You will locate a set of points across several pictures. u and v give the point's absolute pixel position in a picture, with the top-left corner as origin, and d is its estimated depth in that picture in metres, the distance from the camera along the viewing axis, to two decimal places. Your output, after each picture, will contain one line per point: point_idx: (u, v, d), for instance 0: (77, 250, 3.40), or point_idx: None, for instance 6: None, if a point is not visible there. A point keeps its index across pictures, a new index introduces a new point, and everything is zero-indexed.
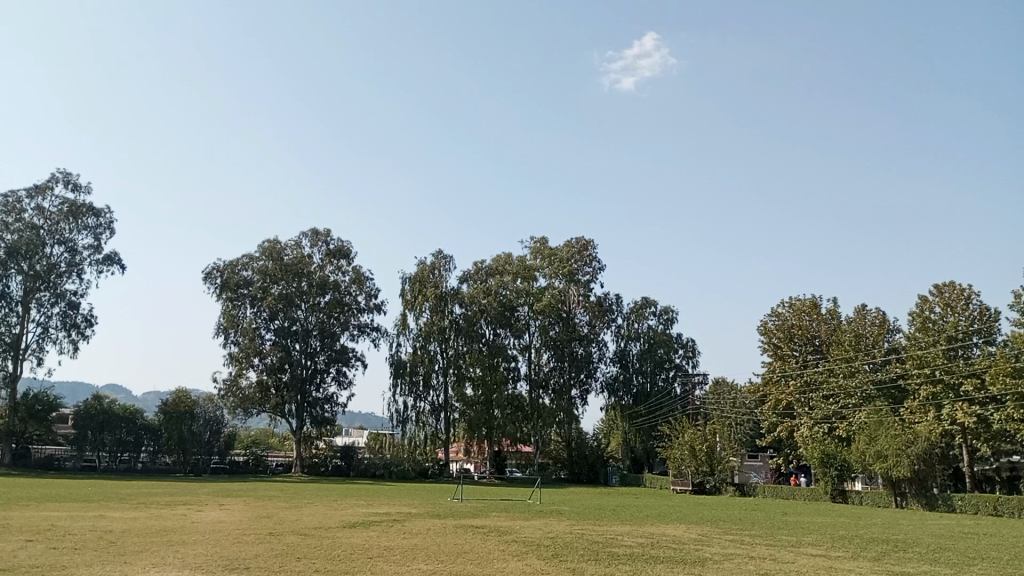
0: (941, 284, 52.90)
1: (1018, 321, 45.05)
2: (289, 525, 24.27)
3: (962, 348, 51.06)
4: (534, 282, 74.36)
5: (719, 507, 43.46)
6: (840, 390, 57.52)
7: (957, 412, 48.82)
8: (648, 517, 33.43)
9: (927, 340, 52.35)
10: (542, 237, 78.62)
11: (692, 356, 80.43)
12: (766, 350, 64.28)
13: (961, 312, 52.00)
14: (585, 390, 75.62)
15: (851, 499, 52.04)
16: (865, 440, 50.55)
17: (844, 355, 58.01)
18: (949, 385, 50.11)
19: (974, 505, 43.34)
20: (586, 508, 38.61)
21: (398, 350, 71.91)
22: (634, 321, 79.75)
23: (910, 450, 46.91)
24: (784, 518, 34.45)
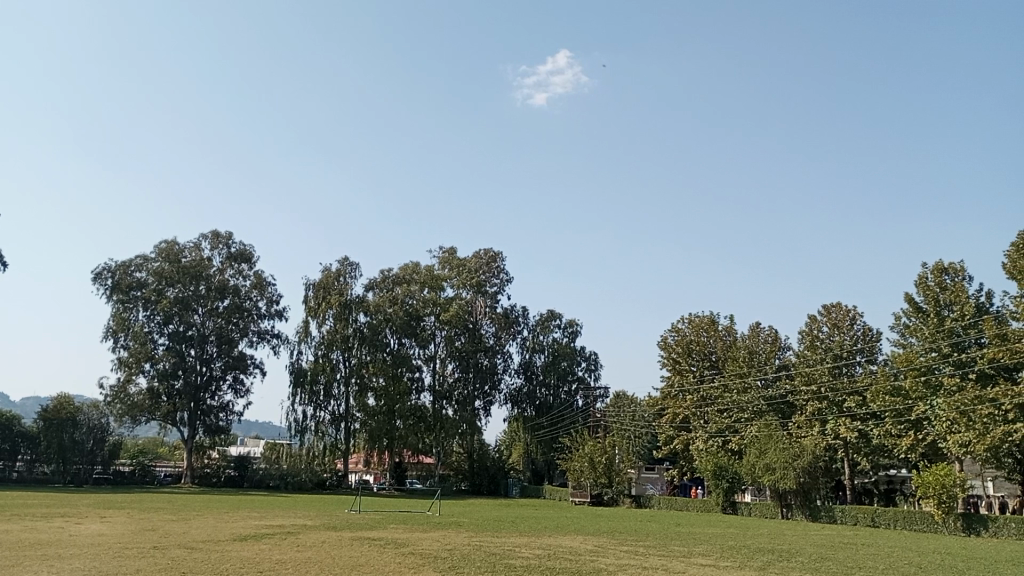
0: (829, 305, 55.88)
1: (897, 341, 48.02)
2: (175, 538, 23.26)
3: (846, 366, 54.02)
4: (441, 292, 74.23)
5: (617, 518, 44.23)
6: (734, 405, 59.73)
7: (840, 428, 51.57)
8: (547, 528, 33.79)
9: (815, 358, 55.17)
10: (450, 248, 78.58)
11: (594, 369, 81.74)
12: (665, 364, 66.22)
13: (846, 332, 55.06)
14: (488, 402, 75.74)
15: (740, 510, 54.05)
16: (755, 453, 52.54)
17: (738, 370, 60.15)
18: (834, 401, 52.80)
19: (853, 516, 45.91)
20: (485, 519, 38.71)
21: (298, 358, 70.20)
22: (539, 333, 80.33)
23: (797, 463, 49.21)
24: (676, 529, 35.39)
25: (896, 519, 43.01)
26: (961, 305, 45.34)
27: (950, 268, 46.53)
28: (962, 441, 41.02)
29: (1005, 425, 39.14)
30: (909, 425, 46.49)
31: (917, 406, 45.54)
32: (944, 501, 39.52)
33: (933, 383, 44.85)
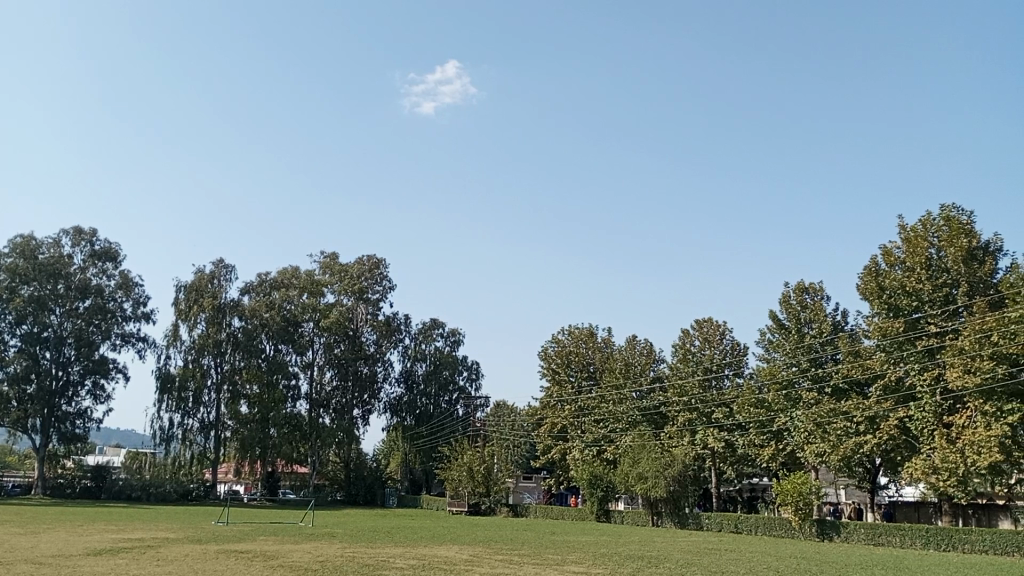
0: (701, 320, 58.25)
1: (762, 356, 50.62)
2: (21, 554, 21.64)
3: (715, 379, 56.35)
4: (321, 298, 72.60)
5: (493, 527, 44.37)
6: (609, 415, 61.28)
7: (708, 438, 53.80)
8: (423, 538, 33.54)
9: (687, 371, 57.35)
10: (332, 253, 77.05)
11: (475, 379, 81.93)
12: (544, 374, 67.22)
13: (716, 347, 57.52)
14: (367, 411, 74.39)
15: (613, 519, 55.40)
16: (629, 463, 54.02)
17: (615, 382, 62.01)
18: (703, 412, 55.00)
19: (718, 523, 47.96)
20: (360, 530, 38.06)
21: (166, 363, 66.92)
22: (422, 342, 79.83)
23: (667, 472, 50.99)
24: (551, 538, 35.91)
25: (757, 525, 45.26)
26: (820, 322, 48.29)
27: (811, 288, 49.48)
28: (818, 451, 43.58)
29: (856, 437, 41.94)
30: (772, 436, 49.03)
31: (778, 418, 48.10)
32: (801, 508, 41.84)
33: (793, 396, 47.55)
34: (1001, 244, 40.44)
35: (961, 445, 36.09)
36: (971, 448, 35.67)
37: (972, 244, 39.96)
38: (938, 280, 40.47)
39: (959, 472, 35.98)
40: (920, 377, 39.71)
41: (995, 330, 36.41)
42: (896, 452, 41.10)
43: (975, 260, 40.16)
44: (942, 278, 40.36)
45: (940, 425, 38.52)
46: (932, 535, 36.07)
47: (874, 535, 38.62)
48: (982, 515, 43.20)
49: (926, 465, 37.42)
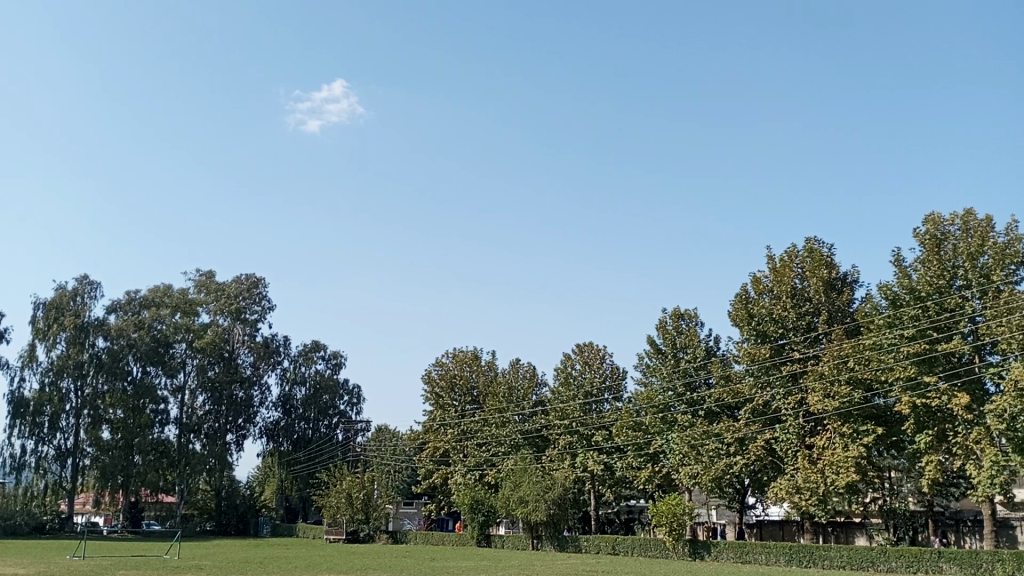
0: (582, 344, 59.38)
1: (640, 380, 52.09)
2: None
3: (595, 403, 57.46)
4: (195, 318, 69.73)
5: (371, 554, 43.46)
6: (492, 438, 61.38)
7: (588, 461, 54.67)
8: (296, 567, 32.55)
9: (568, 395, 58.20)
10: (208, 271, 74.16)
11: (356, 403, 80.32)
12: (427, 398, 66.72)
13: (597, 370, 58.68)
14: (241, 436, 71.46)
15: (494, 543, 55.35)
16: (510, 486, 54.15)
17: (498, 406, 62.24)
18: (583, 435, 55.96)
19: (596, 545, 48.70)
20: (229, 560, 36.61)
21: (20, 385, 62.24)
22: (301, 364, 77.56)
23: (548, 496, 51.46)
24: (431, 565, 35.51)
25: (633, 546, 46.24)
26: (694, 348, 50.15)
27: (686, 314, 51.42)
28: (691, 472, 45.01)
29: (726, 458, 43.65)
30: (648, 458, 50.40)
31: (654, 440, 49.57)
32: (674, 528, 43.02)
33: (668, 419, 49.10)
34: (858, 276, 43.37)
35: (821, 466, 38.25)
36: (831, 469, 37.79)
37: (831, 275, 42.76)
38: (801, 308, 42.91)
39: (819, 491, 38.03)
40: (785, 401, 41.85)
41: (852, 356, 38.93)
42: (763, 473, 43.02)
43: (834, 290, 43.01)
44: (805, 307, 42.85)
45: (802, 446, 40.66)
46: (795, 552, 37.85)
47: (742, 553, 40.17)
48: (840, 533, 45.50)
49: (789, 485, 39.29)
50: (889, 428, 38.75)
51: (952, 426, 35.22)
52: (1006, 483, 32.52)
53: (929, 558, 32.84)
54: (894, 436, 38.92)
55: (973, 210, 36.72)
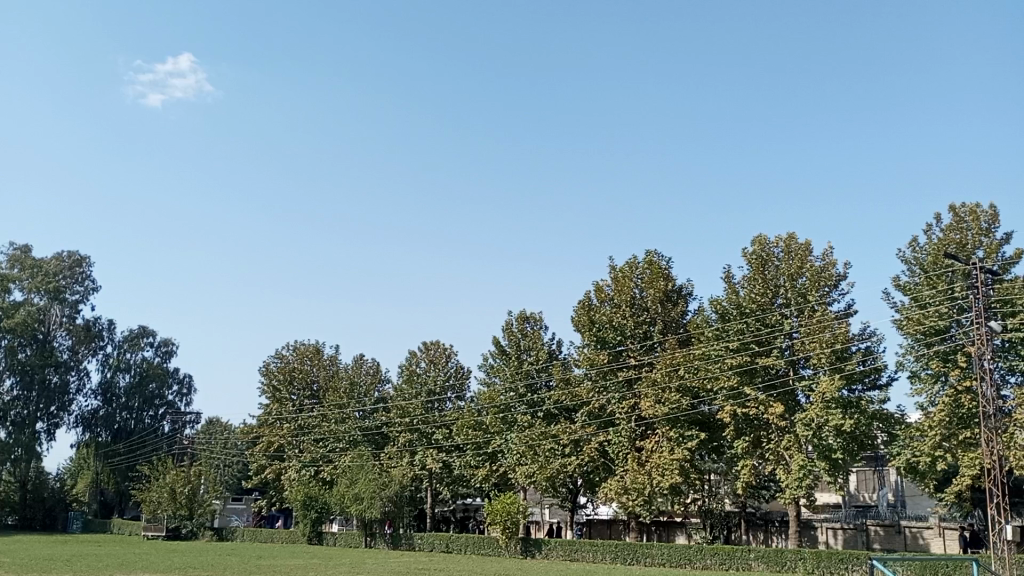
0: (428, 342, 59.36)
1: (483, 379, 52.78)
2: None
3: (437, 402, 57.47)
4: (7, 295, 63.92)
5: (192, 552, 41.32)
6: (330, 434, 60.04)
7: (427, 459, 54.54)
8: (109, 566, 30.42)
9: (411, 392, 58.04)
10: (25, 245, 67.90)
11: (185, 394, 76.24)
12: (263, 391, 64.43)
13: (440, 368, 58.77)
14: (53, 425, 66.05)
15: (325, 541, 54.28)
16: (346, 483, 53.17)
17: (338, 401, 60.96)
18: (424, 433, 55.89)
19: (430, 543, 48.80)
20: (31, 557, 33.74)
21: None
22: (126, 350, 72.55)
23: (383, 493, 51.01)
24: (257, 563, 34.36)
25: (467, 544, 46.70)
26: (537, 350, 51.39)
27: (531, 317, 52.61)
28: (527, 471, 46.00)
29: (561, 458, 44.89)
30: (486, 457, 51.07)
31: (494, 440, 50.27)
32: (508, 526, 43.75)
33: (508, 419, 50.01)
34: (692, 289, 45.87)
35: (649, 468, 40.16)
36: (657, 471, 39.75)
37: (668, 287, 45.04)
38: (639, 318, 44.98)
39: (645, 492, 39.81)
40: (619, 405, 43.54)
41: (682, 365, 41.09)
42: (595, 474, 44.60)
43: (670, 301, 45.28)
44: (642, 316, 45.01)
45: (633, 449, 42.51)
46: (620, 550, 39.55)
47: (572, 551, 41.50)
48: (662, 532, 47.92)
49: (619, 486, 40.94)
50: (711, 434, 41.25)
51: (766, 433, 38.04)
52: (811, 487, 35.40)
53: (740, 555, 35.19)
54: (715, 441, 41.46)
55: (795, 235, 39.90)
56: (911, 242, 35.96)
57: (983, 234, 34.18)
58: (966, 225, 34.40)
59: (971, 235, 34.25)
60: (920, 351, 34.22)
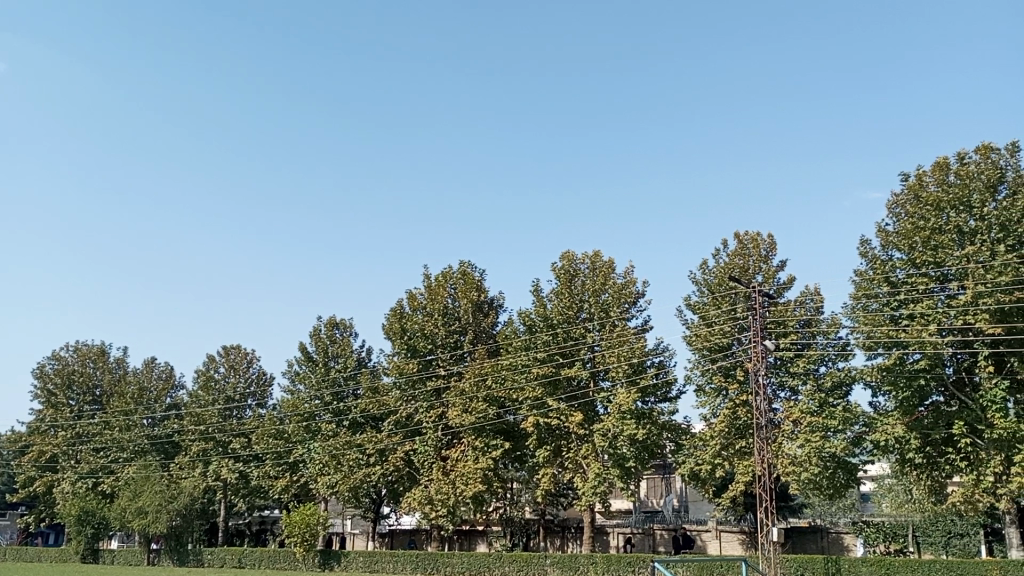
0: (228, 347, 56.43)
1: (287, 387, 50.93)
2: None
3: (236, 410, 54.71)
4: None
5: None
6: (113, 443, 55.36)
7: (221, 469, 51.61)
8: None
9: (207, 399, 54.78)
10: None
11: None
12: (36, 395, 58.43)
13: (241, 375, 56.07)
14: None
15: (101, 559, 50.34)
16: (128, 496, 48.84)
17: (123, 407, 56.28)
18: (219, 442, 52.95)
19: (221, 558, 46.44)
20: None
21: None
22: None
23: (171, 506, 47.78)
24: None
25: (261, 558, 44.78)
26: (346, 358, 50.41)
27: (341, 323, 51.48)
28: (329, 482, 44.84)
29: (365, 468, 43.99)
30: (286, 467, 49.15)
31: (295, 449, 48.58)
32: (306, 538, 42.21)
33: (312, 428, 48.47)
34: (503, 301, 46.81)
35: (453, 477, 40.37)
36: (461, 479, 39.99)
37: (480, 297, 45.79)
38: (450, 327, 45.31)
39: (448, 502, 39.95)
40: (427, 414, 43.51)
41: (490, 375, 41.87)
42: (399, 483, 44.15)
43: (481, 312, 46.00)
44: (453, 325, 45.36)
45: (438, 458, 42.46)
46: (420, 560, 39.46)
47: (371, 562, 40.90)
48: (464, 541, 48.37)
49: (422, 496, 40.85)
50: (515, 443, 42.21)
51: (566, 442, 39.44)
52: (605, 493, 37.01)
53: (536, 562, 36.20)
54: (518, 450, 42.37)
55: (601, 252, 41.94)
56: (702, 265, 38.76)
57: (762, 261, 37.52)
58: (748, 251, 37.60)
59: (752, 261, 37.49)
60: (705, 366, 36.87)
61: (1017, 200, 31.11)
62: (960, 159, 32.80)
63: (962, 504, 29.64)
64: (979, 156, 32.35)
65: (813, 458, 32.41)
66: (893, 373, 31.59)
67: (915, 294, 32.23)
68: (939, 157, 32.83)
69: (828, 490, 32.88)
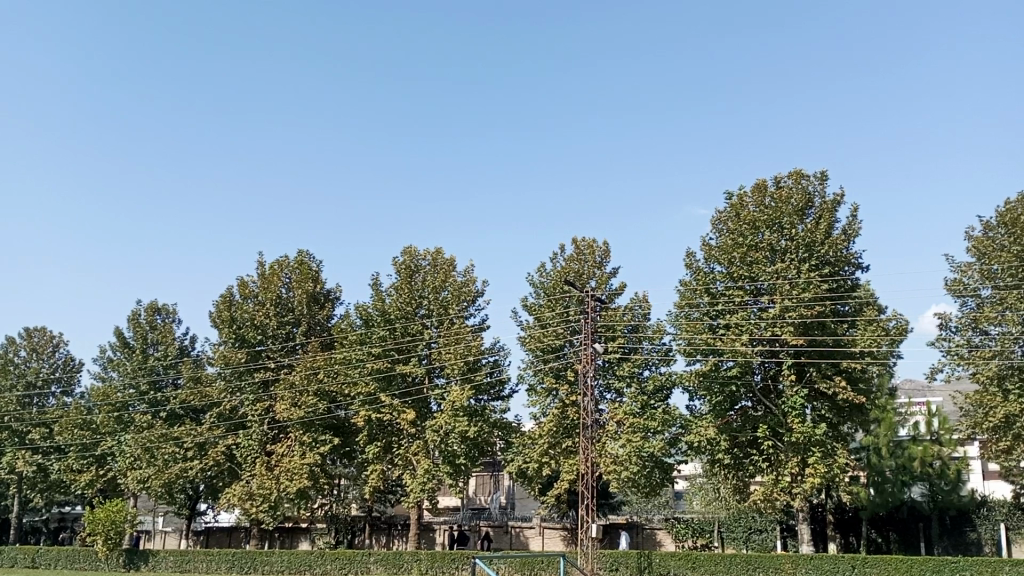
0: (31, 328, 51.72)
1: (98, 374, 47.35)
2: None
3: (37, 397, 50.24)
4: None
5: None
6: None
7: (16, 461, 47.16)
8: None
9: (3, 384, 49.93)
10: None
11: None
12: None
13: (45, 360, 51.55)
14: None
15: None
16: None
17: None
18: (15, 431, 48.38)
19: (11, 558, 42.44)
20: None
21: None
22: None
23: None
24: None
25: (59, 558, 41.34)
26: (166, 345, 47.48)
27: (162, 308, 48.48)
28: (140, 476, 42.09)
29: (182, 463, 41.65)
30: (92, 460, 45.63)
31: (104, 441, 45.26)
32: (111, 537, 39.26)
33: (124, 419, 45.38)
34: (340, 293, 45.78)
35: (277, 473, 38.99)
36: (285, 475, 38.71)
37: (315, 288, 44.53)
38: (282, 317, 43.75)
39: (271, 497, 38.55)
40: (253, 407, 41.74)
41: (322, 369, 40.87)
42: (219, 479, 42.08)
43: (316, 304, 44.75)
44: (286, 316, 43.82)
45: (262, 453, 40.84)
46: (237, 559, 37.82)
47: (183, 562, 38.71)
48: (285, 538, 46.87)
49: (243, 491, 39.16)
50: (344, 439, 41.36)
51: (397, 439, 39.08)
52: (433, 490, 36.98)
53: (360, 560, 35.60)
54: (347, 446, 41.52)
55: (442, 249, 41.99)
56: (539, 268, 39.66)
57: (596, 266, 38.87)
58: (584, 257, 38.86)
59: (587, 266, 38.77)
60: (538, 366, 37.76)
61: (821, 224, 34.20)
62: (776, 183, 35.50)
63: (761, 501, 31.79)
64: (792, 181, 35.17)
65: (633, 457, 33.96)
66: (708, 378, 33.62)
67: (732, 305, 34.53)
68: (759, 180, 35.42)
69: (645, 489, 34.56)
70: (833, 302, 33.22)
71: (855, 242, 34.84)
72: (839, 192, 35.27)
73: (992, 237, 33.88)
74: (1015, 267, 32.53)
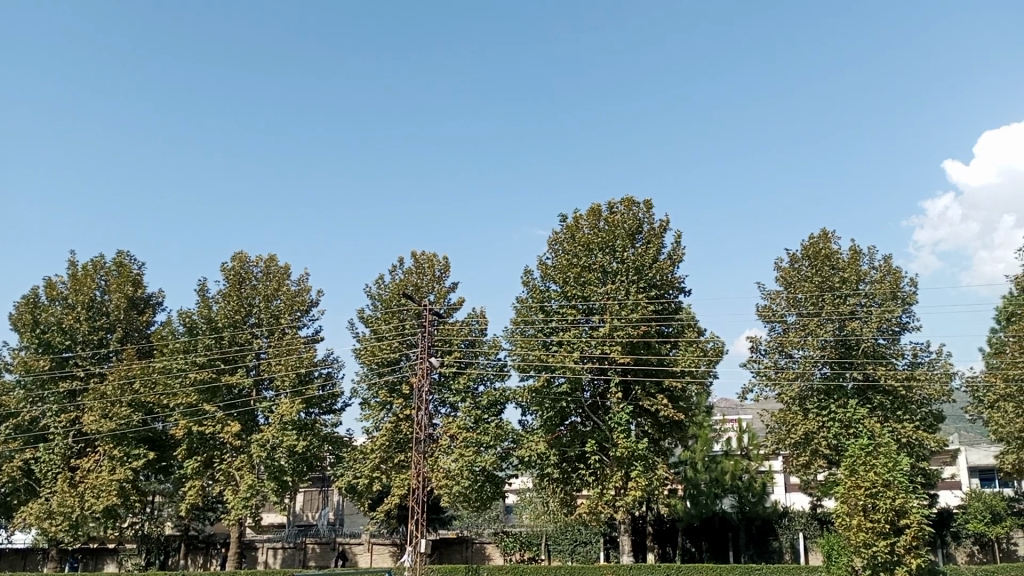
0: None
1: None
2: None
3: None
4: None
5: None
6: None
7: None
8: None
9: None
10: None
11: None
12: None
13: None
14: None
15: None
16: None
17: None
18: None
19: None
20: None
21: None
22: None
23: None
24: None
25: None
26: None
27: None
28: None
29: None
30: None
31: None
32: None
33: None
34: (162, 298, 43.15)
35: (82, 490, 35.88)
36: (91, 492, 35.66)
37: (135, 293, 41.67)
38: (95, 322, 40.56)
39: (73, 516, 35.44)
40: (56, 419, 38.26)
41: (138, 378, 38.19)
42: (13, 497, 38.26)
43: (135, 309, 41.89)
44: (99, 321, 40.65)
45: (65, 468, 37.58)
46: None
47: None
48: (88, 560, 43.26)
49: (41, 510, 35.76)
50: (161, 453, 38.97)
51: (219, 453, 37.15)
52: (257, 506, 35.42)
53: None
54: (163, 461, 39.03)
55: (275, 257, 40.55)
56: (377, 280, 39.17)
57: (435, 281, 38.89)
58: (423, 270, 38.79)
59: (426, 280, 38.68)
60: (372, 380, 37.24)
61: (649, 249, 36.04)
62: (610, 209, 37.05)
63: (587, 514, 32.86)
64: (624, 207, 36.87)
65: (465, 471, 34.07)
66: (541, 394, 34.42)
67: (565, 323, 35.54)
68: (593, 204, 36.86)
69: (476, 503, 34.67)
70: (658, 323, 34.96)
71: (679, 267, 36.95)
72: (666, 220, 37.31)
73: (798, 269, 37.08)
74: (816, 296, 35.65)
